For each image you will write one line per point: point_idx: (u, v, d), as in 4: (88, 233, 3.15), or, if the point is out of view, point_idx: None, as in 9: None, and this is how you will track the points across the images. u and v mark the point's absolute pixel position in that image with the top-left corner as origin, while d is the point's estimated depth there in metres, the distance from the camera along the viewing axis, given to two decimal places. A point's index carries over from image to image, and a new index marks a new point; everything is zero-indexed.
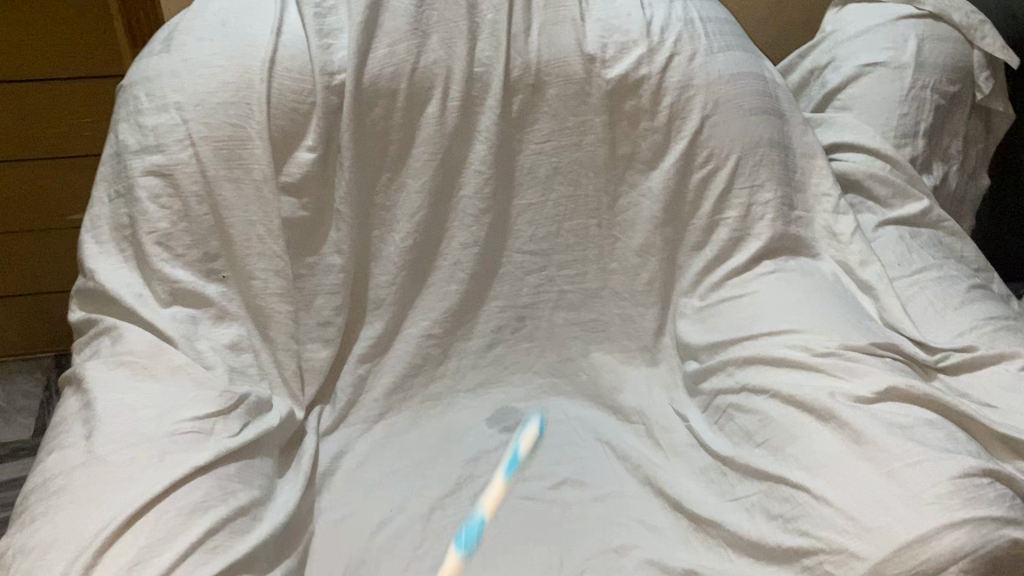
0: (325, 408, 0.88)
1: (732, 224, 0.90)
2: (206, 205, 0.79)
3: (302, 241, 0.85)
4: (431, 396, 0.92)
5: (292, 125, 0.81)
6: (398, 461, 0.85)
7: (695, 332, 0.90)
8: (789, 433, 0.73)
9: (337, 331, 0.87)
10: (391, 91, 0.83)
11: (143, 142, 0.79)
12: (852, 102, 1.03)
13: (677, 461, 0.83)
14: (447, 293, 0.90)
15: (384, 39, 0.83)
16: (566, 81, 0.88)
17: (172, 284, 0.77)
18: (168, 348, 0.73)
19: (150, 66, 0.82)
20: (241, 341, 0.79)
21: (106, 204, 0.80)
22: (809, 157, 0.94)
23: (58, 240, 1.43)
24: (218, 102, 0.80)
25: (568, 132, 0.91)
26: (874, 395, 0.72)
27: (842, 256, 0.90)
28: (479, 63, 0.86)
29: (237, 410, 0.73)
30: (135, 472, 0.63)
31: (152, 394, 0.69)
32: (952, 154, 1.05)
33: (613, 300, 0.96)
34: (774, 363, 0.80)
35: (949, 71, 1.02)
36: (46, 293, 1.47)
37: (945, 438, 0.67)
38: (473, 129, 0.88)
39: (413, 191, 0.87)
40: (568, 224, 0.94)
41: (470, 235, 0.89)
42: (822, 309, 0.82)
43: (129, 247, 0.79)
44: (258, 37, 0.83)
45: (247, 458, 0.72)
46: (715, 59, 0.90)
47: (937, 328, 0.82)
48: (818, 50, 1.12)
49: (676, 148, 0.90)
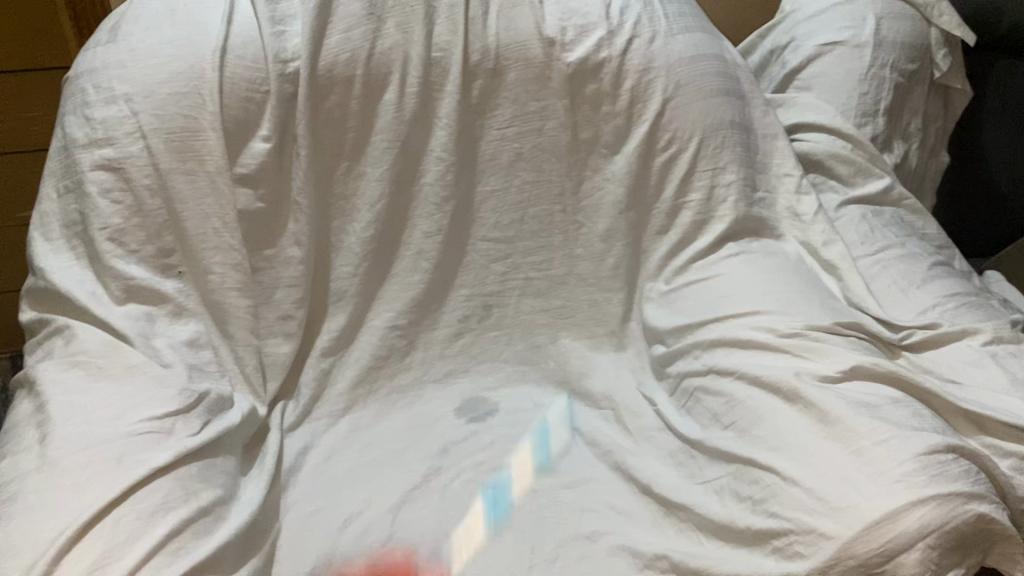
0: (288, 403, 0.86)
1: (695, 207, 0.90)
2: (159, 199, 0.77)
3: (259, 234, 0.83)
4: (398, 388, 0.90)
5: (246, 115, 0.79)
6: (365, 455, 0.84)
7: (661, 316, 0.89)
8: (756, 414, 0.73)
9: (298, 325, 0.86)
10: (346, 78, 0.82)
11: (92, 136, 0.76)
12: (812, 81, 1.03)
13: (646, 445, 0.83)
14: (411, 283, 0.89)
15: (338, 24, 0.82)
16: (526, 64, 0.87)
17: (126, 281, 0.75)
18: (123, 346, 0.71)
19: (97, 57, 0.80)
20: (200, 338, 0.77)
21: (55, 200, 0.78)
22: (771, 138, 0.94)
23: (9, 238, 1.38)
24: (169, 92, 0.77)
25: (530, 117, 0.89)
26: (840, 374, 0.72)
27: (805, 236, 0.90)
28: (436, 48, 0.85)
29: (197, 408, 0.71)
30: (92, 475, 0.61)
31: (108, 395, 0.68)
32: (912, 132, 1.05)
33: (580, 285, 0.95)
34: (739, 344, 0.79)
35: (907, 49, 1.02)
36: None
37: (910, 415, 0.68)
38: (432, 115, 0.86)
39: (372, 180, 0.85)
40: (533, 211, 0.93)
41: (434, 224, 0.88)
42: (785, 290, 0.82)
43: (81, 244, 0.76)
44: (208, 24, 0.81)
45: (209, 457, 0.70)
46: (675, 40, 0.90)
47: (900, 306, 0.83)
48: (777, 31, 1.11)
49: (638, 131, 0.90)
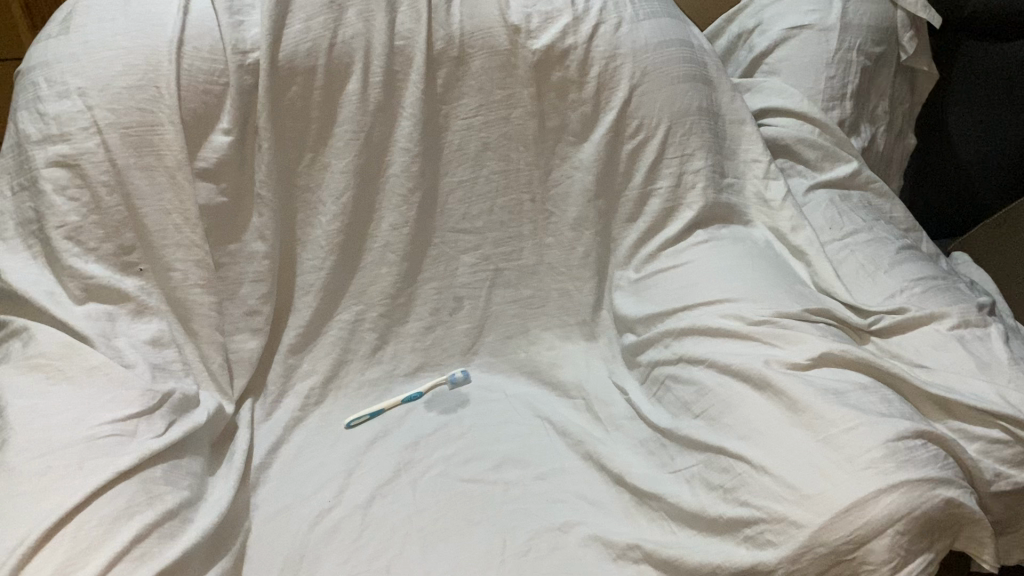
0: (256, 400, 0.85)
1: (664, 194, 0.90)
2: (117, 195, 0.75)
3: (221, 228, 0.82)
4: (368, 381, 0.89)
5: (204, 108, 0.78)
6: (334, 450, 0.83)
7: (631, 305, 0.89)
8: (726, 403, 0.73)
9: (265, 320, 0.85)
10: (308, 69, 0.80)
11: (46, 131, 0.74)
12: (778, 66, 1.03)
13: (617, 434, 0.83)
14: (379, 276, 0.88)
15: (298, 13, 0.80)
16: (491, 53, 0.86)
17: (85, 281, 0.73)
18: (83, 348, 0.70)
19: (49, 50, 0.78)
20: (163, 336, 0.76)
21: (9, 198, 0.76)
22: (738, 123, 0.94)
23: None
24: (124, 85, 0.75)
25: (496, 106, 0.88)
26: (809, 361, 0.72)
27: (773, 222, 0.90)
28: (399, 36, 0.83)
29: (161, 409, 0.70)
30: (52, 480, 0.60)
31: (67, 398, 0.66)
32: (879, 115, 1.05)
33: (550, 275, 0.95)
34: (709, 333, 0.79)
35: (874, 31, 1.02)
36: None
37: (878, 401, 0.68)
38: (397, 106, 0.85)
39: (337, 172, 0.84)
40: (501, 201, 0.92)
41: (400, 215, 0.87)
42: (754, 276, 0.82)
43: (37, 242, 0.74)
44: (163, 16, 0.79)
45: (174, 458, 0.69)
46: (640, 26, 0.89)
47: (869, 291, 0.83)
48: (743, 16, 1.11)
49: (605, 119, 0.89)
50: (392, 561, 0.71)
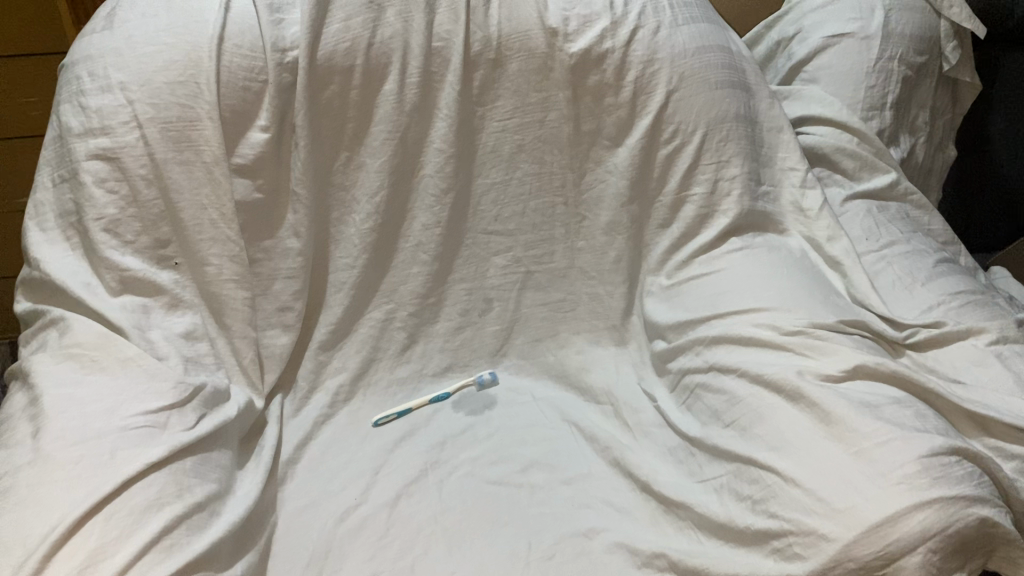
0: (286, 395, 0.86)
1: (699, 201, 0.89)
2: (155, 189, 0.76)
3: (257, 224, 0.82)
4: (396, 380, 0.89)
5: (243, 104, 0.78)
6: (362, 447, 0.83)
7: (662, 311, 0.88)
8: (757, 413, 0.72)
9: (297, 317, 0.85)
10: (346, 68, 0.81)
11: (87, 124, 0.75)
12: (818, 74, 1.02)
13: (645, 441, 0.82)
14: (410, 275, 0.88)
15: (338, 13, 0.80)
16: (528, 55, 0.86)
17: (121, 273, 0.74)
18: (118, 340, 0.71)
19: (93, 44, 0.79)
20: (196, 330, 0.77)
21: (49, 189, 0.77)
22: (776, 131, 0.93)
23: (2, 223, 1.38)
24: (164, 81, 0.76)
25: (531, 109, 0.88)
26: (842, 374, 0.71)
27: (809, 231, 0.89)
28: (437, 37, 0.84)
29: (192, 403, 0.71)
30: (84, 469, 0.60)
31: (101, 388, 0.67)
32: (919, 126, 1.04)
33: (581, 279, 0.94)
34: (741, 341, 0.79)
35: (916, 41, 1.00)
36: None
37: (912, 415, 0.67)
38: (433, 106, 0.85)
39: (372, 171, 0.84)
40: (534, 204, 0.92)
41: (432, 216, 0.87)
42: (787, 285, 0.82)
43: (76, 234, 0.75)
44: (205, 12, 0.79)
45: (204, 451, 0.69)
46: (679, 31, 0.88)
47: (905, 304, 0.82)
48: (783, 23, 1.10)
49: (641, 123, 0.88)
50: (416, 560, 0.71)
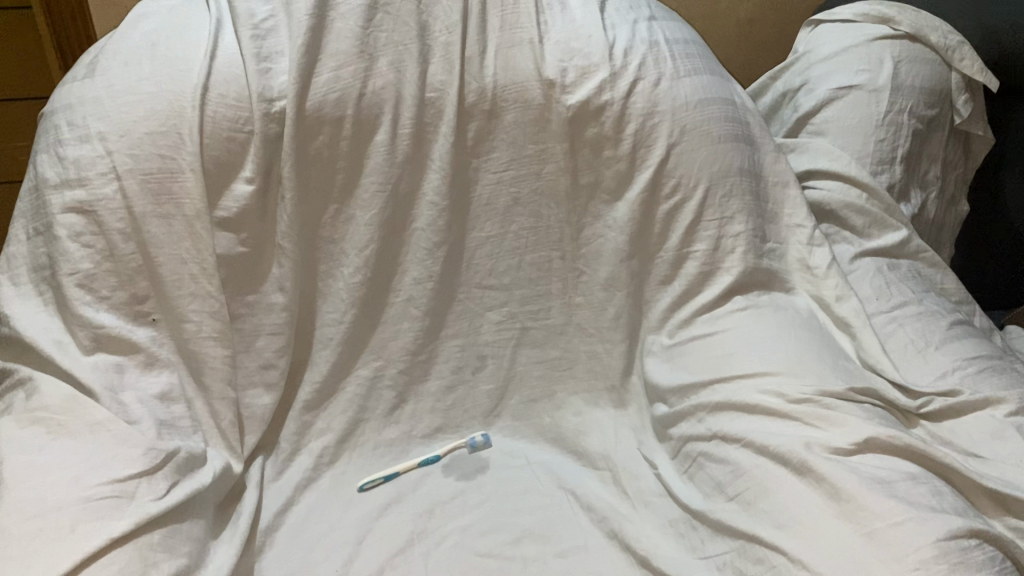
0: (267, 457, 0.81)
1: (701, 257, 0.85)
2: (133, 243, 0.73)
3: (239, 279, 0.79)
4: (384, 442, 0.85)
5: (227, 155, 0.76)
6: (347, 513, 0.78)
7: (662, 372, 0.84)
8: (763, 487, 0.68)
9: (280, 375, 0.81)
10: (336, 119, 0.78)
11: (64, 176, 0.72)
12: (826, 126, 0.98)
13: (644, 511, 0.78)
14: (400, 332, 0.84)
15: (328, 62, 0.78)
16: (525, 106, 0.83)
17: (95, 330, 0.70)
18: (88, 402, 0.67)
19: (74, 93, 0.76)
20: (171, 391, 0.73)
21: (23, 242, 0.74)
22: (782, 186, 0.90)
23: None
24: (146, 131, 0.74)
25: (527, 161, 0.85)
26: (853, 447, 0.67)
27: (817, 290, 0.85)
28: (431, 87, 0.81)
29: (164, 469, 0.66)
30: (41, 546, 0.56)
31: (67, 455, 0.63)
32: (930, 180, 1.01)
33: (580, 336, 0.91)
34: (746, 409, 0.75)
35: (926, 93, 0.98)
36: None
37: (928, 493, 0.63)
38: (426, 159, 0.82)
39: (362, 224, 0.81)
40: (530, 257, 0.88)
41: (424, 270, 0.83)
42: (793, 349, 0.78)
43: (49, 288, 0.72)
44: (190, 61, 0.77)
45: (175, 522, 0.65)
46: (681, 83, 0.86)
47: (919, 369, 0.78)
48: (789, 73, 1.08)
49: (641, 177, 0.85)
50: None
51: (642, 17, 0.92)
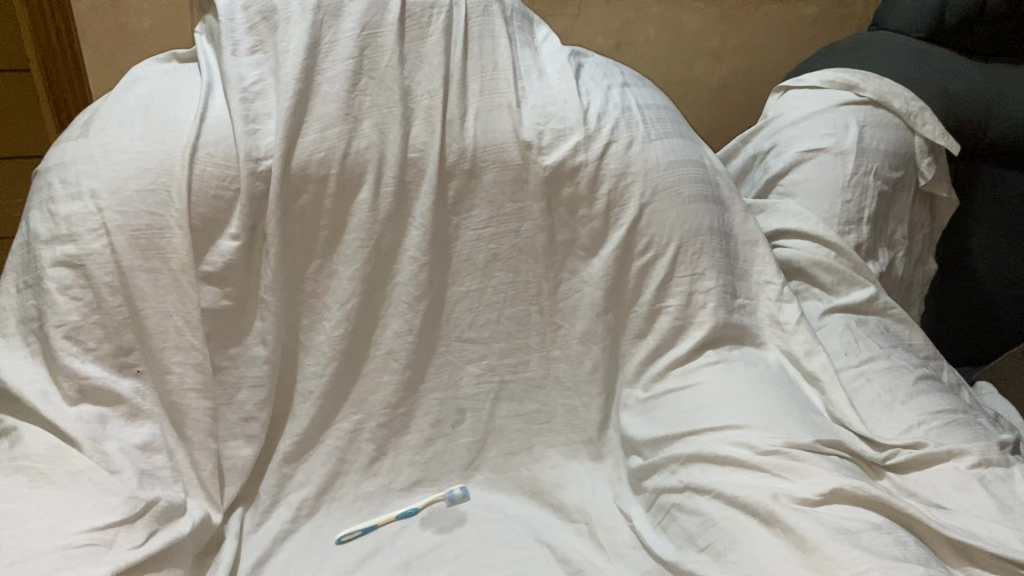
0: (247, 509, 0.82)
1: (674, 312, 0.88)
2: (120, 296, 0.75)
3: (223, 332, 0.81)
4: (363, 494, 0.86)
5: (214, 213, 0.78)
6: (324, 564, 0.78)
7: (637, 425, 0.86)
8: (732, 537, 0.69)
9: (261, 427, 0.83)
10: (321, 177, 0.81)
11: (55, 231, 0.75)
12: (794, 187, 1.02)
13: (619, 563, 0.78)
14: (380, 384, 0.86)
15: (313, 124, 0.81)
16: (503, 167, 0.87)
17: (80, 380, 0.72)
18: (70, 452, 0.68)
19: (67, 152, 0.79)
20: (153, 441, 0.74)
21: (13, 295, 0.76)
22: (752, 244, 0.93)
23: None
24: (136, 188, 0.77)
25: (506, 219, 0.88)
26: (819, 497, 0.68)
27: (787, 346, 0.88)
28: (413, 148, 0.84)
29: (143, 519, 0.67)
30: None
31: (47, 504, 0.64)
32: (898, 240, 1.04)
33: (556, 389, 0.92)
34: (717, 461, 0.76)
35: (890, 156, 1.02)
36: None
37: (893, 543, 0.64)
38: (407, 217, 0.85)
39: (344, 279, 0.83)
40: (508, 312, 0.90)
41: (404, 323, 0.85)
42: (762, 402, 0.80)
43: (37, 340, 0.74)
44: (181, 123, 0.81)
45: (152, 571, 0.65)
46: (652, 146, 0.90)
47: (884, 423, 0.80)
48: (759, 136, 1.12)
49: (615, 235, 0.88)
50: None
51: (615, 84, 0.96)
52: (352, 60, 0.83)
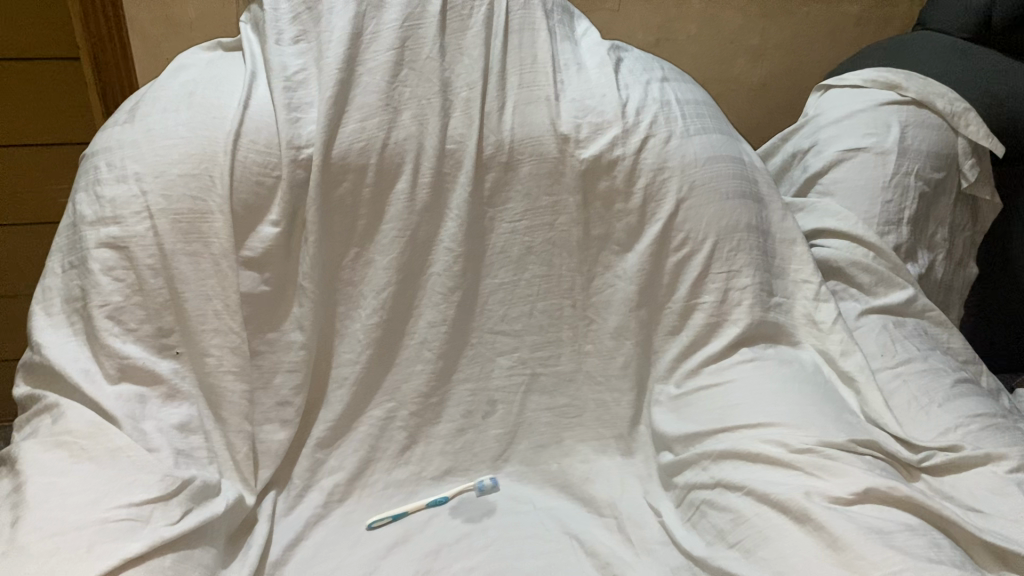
0: (279, 492, 0.83)
1: (708, 309, 0.88)
2: (161, 279, 0.77)
3: (261, 317, 0.82)
4: (394, 482, 0.86)
5: (255, 199, 0.80)
6: (353, 550, 0.79)
7: (669, 421, 0.86)
8: (763, 534, 0.69)
9: (296, 412, 0.84)
10: (360, 166, 0.82)
11: (100, 214, 0.77)
12: (833, 186, 1.01)
13: (647, 559, 0.78)
14: (413, 373, 0.87)
15: (354, 114, 0.82)
16: (540, 160, 0.87)
17: (121, 360, 0.73)
18: (110, 429, 0.69)
19: (114, 137, 0.81)
20: (190, 422, 0.75)
21: (59, 275, 0.78)
22: (789, 243, 0.92)
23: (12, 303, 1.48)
24: (179, 173, 0.78)
25: (542, 212, 0.89)
26: (852, 496, 0.68)
27: (822, 345, 0.87)
28: (451, 140, 0.85)
29: (179, 497, 0.68)
30: (57, 564, 0.58)
31: (87, 478, 0.65)
32: (938, 242, 1.03)
33: (588, 383, 0.92)
34: (749, 458, 0.76)
35: (932, 157, 1.00)
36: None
37: (927, 544, 0.63)
38: (444, 207, 0.86)
39: (380, 267, 0.84)
40: (542, 304, 0.90)
41: (438, 313, 0.86)
42: (797, 400, 0.79)
43: (80, 319, 0.76)
44: (224, 110, 0.82)
45: (186, 549, 0.66)
46: (690, 141, 0.90)
47: (920, 426, 0.79)
48: (799, 135, 1.11)
49: (651, 230, 0.88)
50: None
51: (654, 78, 0.96)
52: (393, 51, 0.84)
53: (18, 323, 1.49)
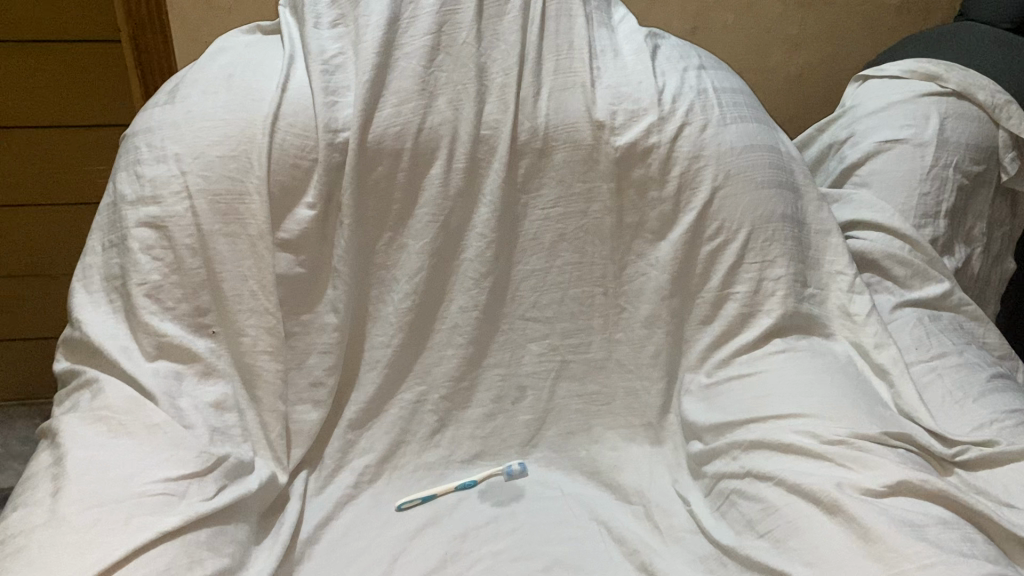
0: (310, 472, 0.84)
1: (741, 299, 0.87)
2: (199, 258, 0.78)
3: (295, 299, 0.83)
4: (423, 464, 0.87)
5: (292, 181, 0.80)
6: (382, 530, 0.80)
7: (699, 411, 0.86)
8: (793, 525, 0.68)
9: (328, 393, 0.84)
10: (395, 151, 0.82)
11: (140, 193, 0.78)
12: (870, 178, 1.00)
13: (675, 546, 0.78)
14: (444, 358, 0.87)
15: (390, 98, 0.82)
16: (574, 147, 0.87)
17: (158, 338, 0.74)
18: (147, 405, 0.70)
19: (154, 118, 0.82)
20: (225, 400, 0.76)
21: (99, 253, 0.79)
22: (824, 234, 0.92)
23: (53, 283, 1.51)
24: (217, 154, 0.79)
25: (575, 199, 0.89)
26: (885, 489, 0.67)
27: (856, 338, 0.87)
28: (486, 126, 0.85)
29: (214, 473, 0.69)
30: (95, 534, 0.59)
31: (125, 453, 0.66)
32: (975, 236, 1.01)
33: (618, 371, 0.92)
34: (780, 448, 0.76)
35: (972, 149, 0.99)
36: (39, 336, 1.55)
37: (960, 538, 0.63)
38: (478, 193, 0.86)
39: (413, 251, 0.84)
40: (574, 291, 0.90)
41: (470, 298, 0.86)
42: (829, 391, 0.79)
43: (119, 297, 0.77)
44: (262, 93, 0.83)
45: (220, 524, 0.67)
46: (726, 130, 0.89)
47: (955, 420, 0.78)
48: (836, 126, 1.10)
49: (685, 219, 0.88)
50: None
51: (691, 66, 0.95)
52: (430, 36, 0.84)
53: (58, 303, 1.53)
